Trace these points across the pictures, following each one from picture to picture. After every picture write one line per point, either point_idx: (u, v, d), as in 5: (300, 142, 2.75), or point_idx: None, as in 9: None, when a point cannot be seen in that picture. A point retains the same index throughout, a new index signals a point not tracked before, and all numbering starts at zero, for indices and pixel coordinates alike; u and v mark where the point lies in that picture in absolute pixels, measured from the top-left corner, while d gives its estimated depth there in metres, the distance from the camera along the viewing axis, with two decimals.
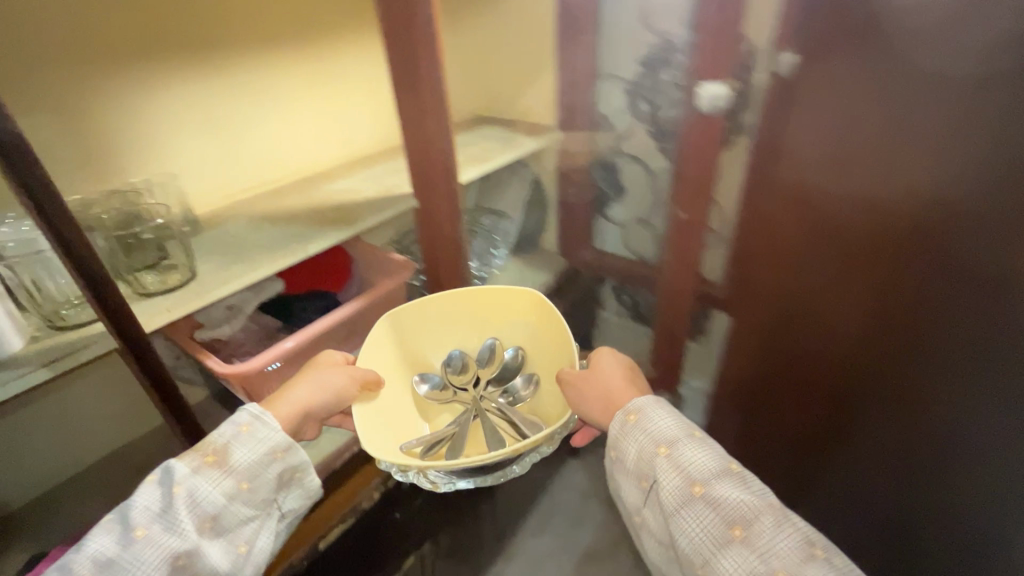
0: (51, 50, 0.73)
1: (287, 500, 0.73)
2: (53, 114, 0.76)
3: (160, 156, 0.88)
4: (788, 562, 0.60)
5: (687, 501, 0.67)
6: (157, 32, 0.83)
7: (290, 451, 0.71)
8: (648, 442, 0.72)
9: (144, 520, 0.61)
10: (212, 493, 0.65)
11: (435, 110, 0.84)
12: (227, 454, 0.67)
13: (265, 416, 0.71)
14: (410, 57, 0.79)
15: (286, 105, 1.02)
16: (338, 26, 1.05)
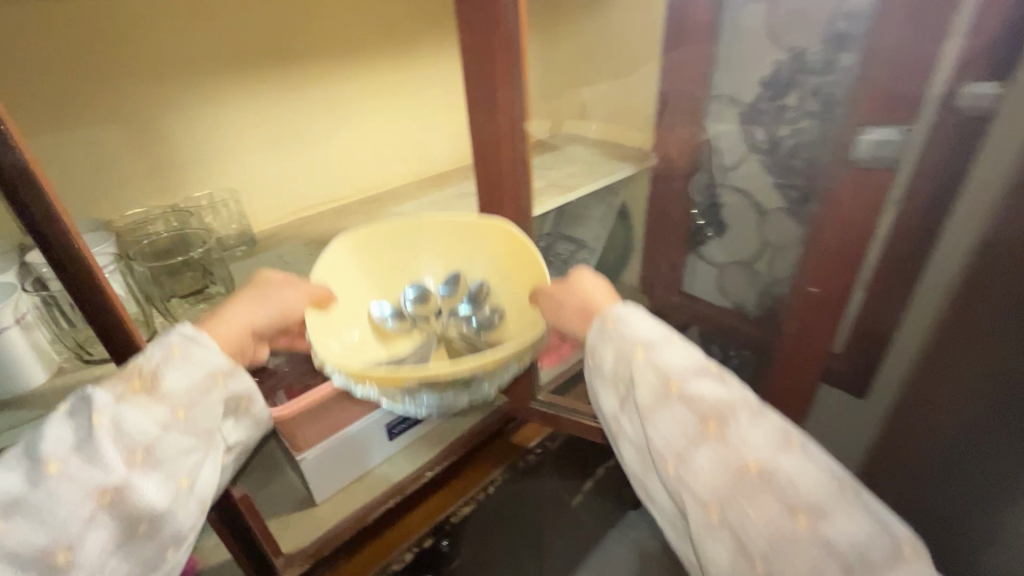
0: (127, 58, 0.71)
1: (226, 428, 0.61)
2: (119, 124, 0.73)
3: (227, 171, 0.85)
4: (766, 456, 0.49)
5: (662, 399, 0.55)
6: (235, 44, 0.80)
7: (230, 374, 0.59)
8: (625, 342, 0.59)
9: (57, 454, 0.46)
10: (144, 423, 0.50)
11: (512, 141, 0.72)
12: (157, 377, 0.52)
13: (200, 337, 0.57)
14: (489, 81, 0.68)
15: (361, 119, 0.97)
16: (416, 38, 0.98)
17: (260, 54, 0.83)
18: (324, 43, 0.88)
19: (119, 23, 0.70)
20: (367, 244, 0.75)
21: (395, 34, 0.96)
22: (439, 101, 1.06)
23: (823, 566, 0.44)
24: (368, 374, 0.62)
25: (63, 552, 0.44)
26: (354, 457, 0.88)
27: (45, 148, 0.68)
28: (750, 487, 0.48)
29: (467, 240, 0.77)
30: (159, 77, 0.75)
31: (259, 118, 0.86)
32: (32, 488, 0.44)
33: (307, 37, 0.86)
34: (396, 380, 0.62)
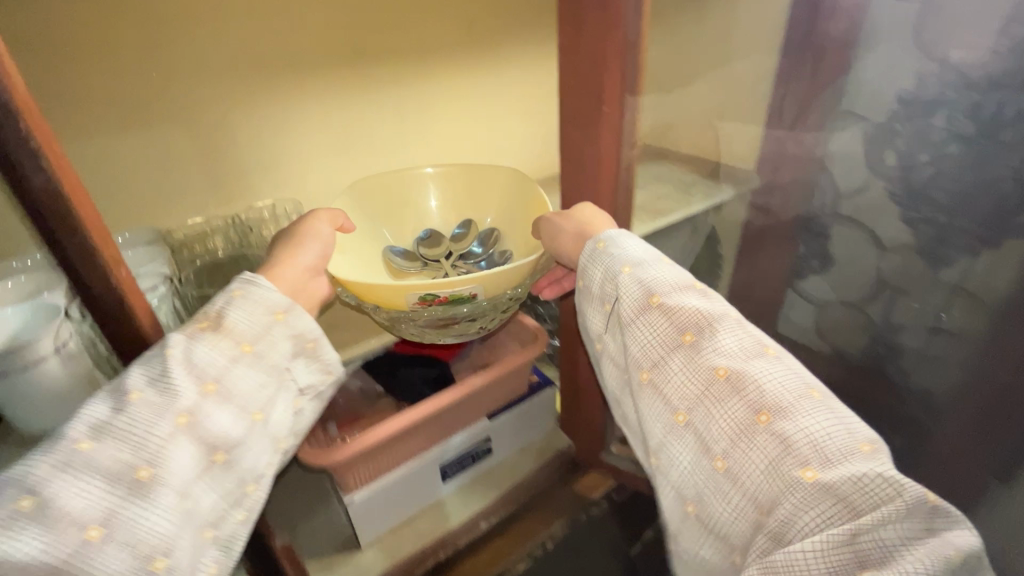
0: (196, 58, 0.66)
1: (303, 374, 0.52)
2: (180, 129, 0.68)
3: (290, 181, 0.79)
4: (738, 359, 0.45)
5: (641, 310, 0.51)
6: (302, 43, 0.73)
7: (293, 313, 0.51)
8: (611, 260, 0.55)
9: (133, 383, 0.43)
10: (211, 354, 0.46)
11: (615, 169, 0.60)
12: (223, 314, 0.48)
13: (256, 279, 0.52)
14: (596, 98, 0.56)
15: (439, 127, 0.89)
16: (490, 37, 0.88)
17: (328, 55, 0.75)
18: (393, 42, 0.80)
19: (173, 18, 0.63)
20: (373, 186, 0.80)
21: (470, 33, 0.86)
22: (511, 109, 0.96)
23: (780, 465, 0.40)
24: (371, 293, 0.64)
25: (144, 469, 0.40)
26: (408, 497, 0.80)
27: (85, 153, 0.63)
28: (717, 391, 0.45)
29: (478, 188, 0.82)
30: (212, 76, 0.68)
31: (326, 125, 0.79)
32: (112, 414, 0.41)
33: (375, 35, 0.78)
34: (401, 300, 0.64)
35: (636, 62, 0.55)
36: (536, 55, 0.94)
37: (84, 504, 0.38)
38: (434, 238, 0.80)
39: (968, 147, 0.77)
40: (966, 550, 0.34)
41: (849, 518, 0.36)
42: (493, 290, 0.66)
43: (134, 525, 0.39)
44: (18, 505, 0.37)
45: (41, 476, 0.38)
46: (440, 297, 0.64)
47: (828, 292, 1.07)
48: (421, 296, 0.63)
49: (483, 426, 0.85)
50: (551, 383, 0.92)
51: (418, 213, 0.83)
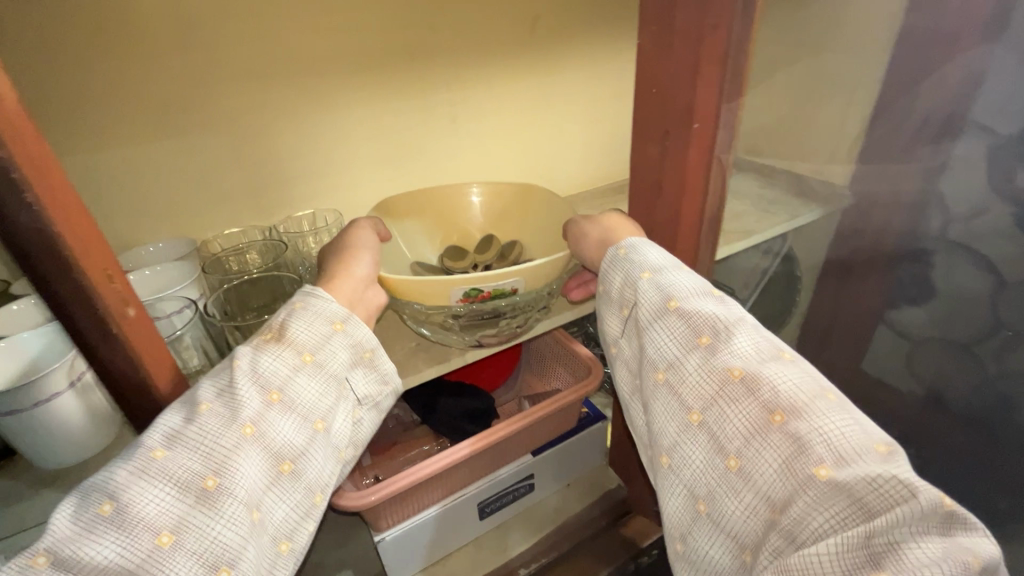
0: (234, 63, 0.61)
1: (360, 384, 0.50)
2: (221, 136, 0.64)
3: (329, 190, 0.73)
4: (754, 360, 0.40)
5: (659, 313, 0.46)
6: (340, 45, 0.66)
7: (351, 323, 0.49)
8: (631, 265, 0.50)
9: (205, 393, 0.41)
10: (276, 364, 0.44)
11: (699, 202, 0.50)
12: (284, 327, 0.46)
13: (313, 294, 0.49)
14: (681, 118, 0.47)
15: (486, 131, 0.81)
16: (544, 35, 0.78)
17: (369, 58, 0.69)
18: (438, 41, 0.72)
19: (197, 17, 0.58)
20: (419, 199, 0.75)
21: (523, 31, 0.77)
22: (566, 117, 0.86)
23: (793, 464, 0.36)
24: (410, 292, 0.59)
25: (211, 478, 0.38)
26: (442, 534, 0.75)
27: (107, 164, 0.59)
28: (730, 392, 0.40)
29: (519, 206, 0.76)
30: (240, 79, 0.62)
31: (367, 135, 0.73)
32: (185, 423, 0.39)
33: (418, 34, 0.70)
34: (444, 297, 0.59)
35: (736, 77, 0.45)
36: (595, 56, 0.84)
37: (160, 510, 0.36)
38: (459, 249, 0.73)
39: None
40: (984, 560, 0.30)
41: (862, 521, 0.32)
42: (534, 283, 0.61)
43: (207, 533, 0.36)
44: (103, 509, 0.35)
45: (123, 480, 0.36)
46: (484, 292, 0.59)
47: (925, 330, 0.92)
48: (465, 291, 0.58)
49: (525, 462, 0.77)
50: (602, 417, 0.84)
51: (455, 227, 0.76)
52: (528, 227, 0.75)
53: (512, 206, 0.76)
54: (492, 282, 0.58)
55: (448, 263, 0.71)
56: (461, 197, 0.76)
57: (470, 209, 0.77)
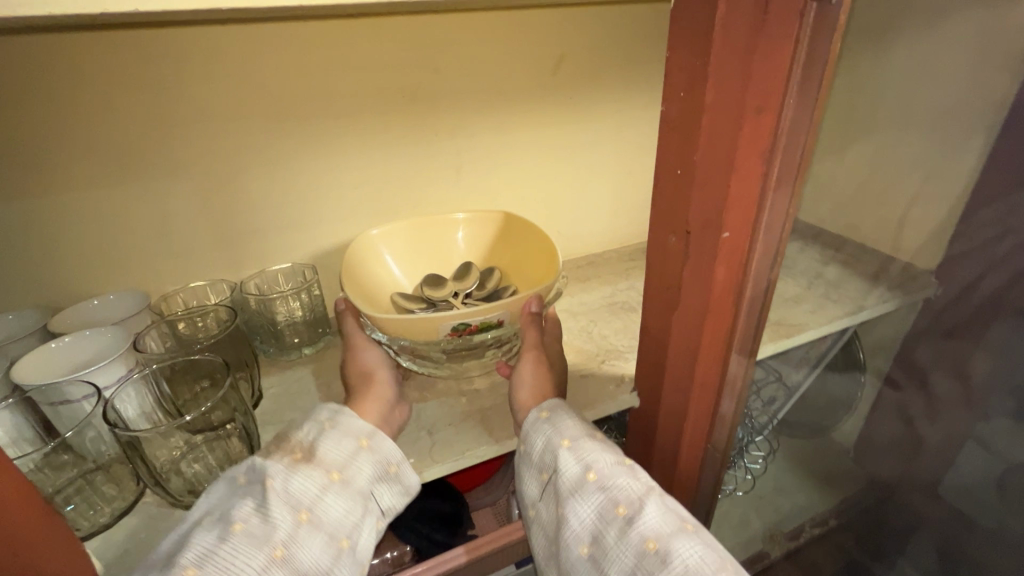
0: (173, 103, 0.54)
1: (383, 500, 0.43)
2: (183, 182, 0.57)
3: (306, 236, 0.65)
4: (667, 531, 0.33)
5: (575, 486, 0.37)
6: (297, 79, 0.57)
7: (376, 437, 0.45)
8: (550, 428, 0.40)
9: (242, 509, 0.37)
10: (305, 484, 0.39)
11: (726, 330, 0.38)
12: (314, 446, 0.42)
13: (344, 412, 0.45)
14: (712, 216, 0.34)
15: (504, 171, 0.71)
16: (568, 79, 0.68)
17: (353, 101, 0.60)
18: (441, 83, 0.63)
19: (168, 55, 0.52)
20: (410, 235, 0.67)
21: (542, 75, 0.67)
22: (591, 169, 0.76)
23: None
24: (393, 328, 0.52)
25: None
26: None
27: (53, 209, 0.53)
28: (647, 569, 0.32)
29: (520, 263, 0.65)
30: (209, 122, 0.56)
31: (354, 185, 0.65)
32: (219, 542, 0.35)
33: (415, 75, 0.61)
34: (431, 332, 0.52)
35: (787, 182, 0.32)
36: (632, 106, 0.73)
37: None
38: (435, 277, 0.65)
39: None
40: None
41: None
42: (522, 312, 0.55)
43: None
44: None
45: None
46: (471, 326, 0.52)
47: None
48: (454, 326, 0.51)
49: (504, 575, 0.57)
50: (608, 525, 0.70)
51: (435, 262, 0.67)
52: (522, 269, 0.65)
53: (516, 274, 0.65)
54: (482, 315, 0.52)
55: (427, 293, 0.63)
56: (442, 222, 0.68)
57: (478, 262, 0.68)
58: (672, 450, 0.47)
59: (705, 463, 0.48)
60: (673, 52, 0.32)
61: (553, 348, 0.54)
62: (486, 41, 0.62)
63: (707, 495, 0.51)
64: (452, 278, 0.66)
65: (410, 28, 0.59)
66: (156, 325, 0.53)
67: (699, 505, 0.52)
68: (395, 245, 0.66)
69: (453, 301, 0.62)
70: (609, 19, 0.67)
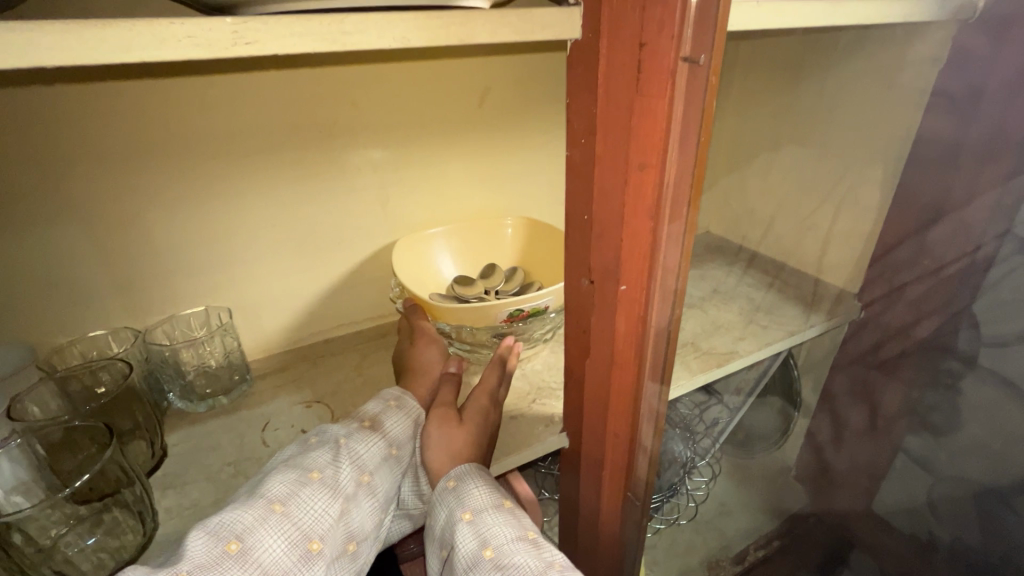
0: (63, 142, 0.49)
1: (412, 490, 0.47)
2: (79, 226, 0.53)
3: (223, 277, 0.61)
4: None
5: (471, 563, 0.38)
6: (207, 115, 0.54)
7: (424, 429, 0.49)
8: (454, 503, 0.42)
9: (318, 459, 0.41)
10: (370, 451, 0.43)
11: (633, 380, 0.38)
12: (379, 420, 0.46)
13: (407, 396, 0.50)
14: (610, 268, 0.34)
15: (434, 206, 0.70)
16: (495, 112, 0.68)
17: (274, 138, 0.58)
18: (363, 118, 0.61)
19: (61, 97, 0.48)
20: (461, 234, 0.71)
21: (469, 110, 0.66)
22: (520, 200, 0.75)
23: None
24: (454, 316, 0.56)
25: (314, 541, 0.37)
26: None
27: None
28: None
29: (546, 266, 0.70)
30: (114, 164, 0.52)
31: (274, 222, 0.62)
32: (299, 483, 0.39)
33: (336, 110, 0.59)
34: (487, 318, 0.56)
35: (678, 242, 0.32)
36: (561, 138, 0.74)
37: (272, 561, 0.35)
38: (464, 277, 0.68)
39: None
40: None
41: None
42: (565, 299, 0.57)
43: None
44: (230, 547, 0.34)
45: (251, 525, 0.35)
46: (524, 311, 0.56)
47: (968, 471, 0.72)
48: (509, 312, 0.55)
49: None
50: None
51: (484, 258, 0.72)
52: (544, 267, 0.70)
53: (541, 272, 0.70)
54: (530, 302, 0.55)
55: (459, 291, 0.67)
56: (494, 228, 0.72)
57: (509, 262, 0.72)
58: (595, 495, 0.46)
59: (629, 511, 0.47)
60: (576, 101, 0.32)
61: (480, 404, 0.50)
62: (408, 74, 0.61)
63: (637, 537, 0.51)
64: (479, 277, 0.70)
65: (329, 62, 0.57)
66: (41, 383, 0.49)
67: (628, 550, 0.51)
68: (450, 246, 0.70)
69: (486, 298, 0.66)
70: (535, 55, 0.67)
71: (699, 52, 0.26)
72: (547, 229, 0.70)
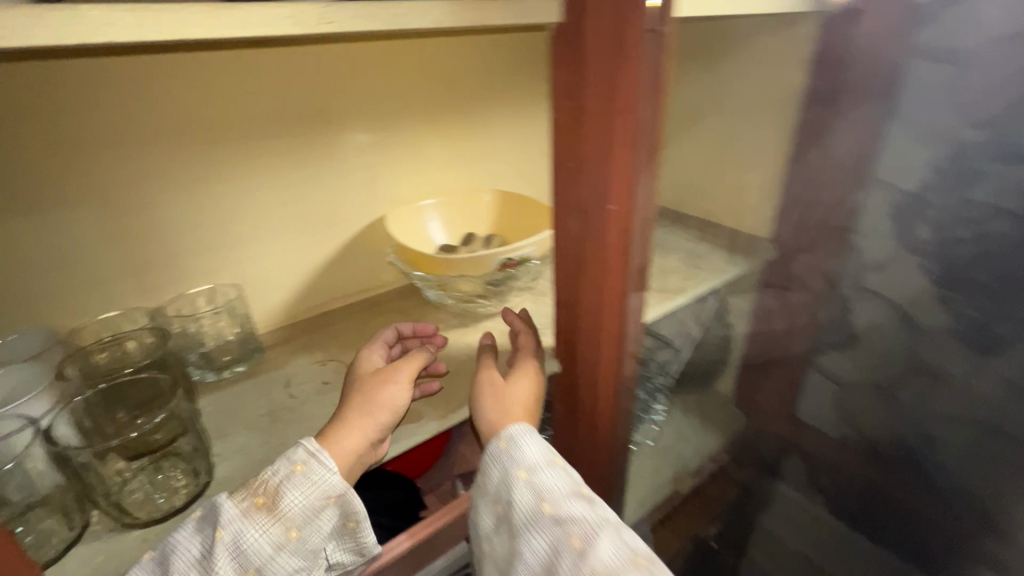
0: (80, 126, 0.53)
1: (336, 554, 0.46)
2: (95, 207, 0.56)
3: (227, 255, 0.66)
4: (614, 563, 0.42)
5: (531, 515, 0.46)
6: (216, 100, 0.59)
7: (345, 497, 0.45)
8: (507, 460, 0.49)
9: (181, 559, 0.39)
10: (260, 540, 0.41)
11: (619, 285, 0.49)
12: (278, 493, 0.42)
13: (315, 459, 0.44)
14: (597, 196, 0.44)
15: (420, 183, 0.77)
16: (467, 98, 0.77)
17: (274, 123, 0.64)
18: (356, 103, 0.68)
19: (76, 87, 0.52)
20: (444, 207, 0.79)
21: (446, 95, 0.75)
22: (490, 178, 0.84)
23: None
24: (454, 268, 0.65)
25: None
26: None
27: None
28: None
29: (523, 231, 0.80)
30: (125, 148, 0.56)
31: (274, 202, 0.67)
32: None
33: (331, 96, 0.66)
34: (483, 268, 0.65)
35: (648, 168, 0.44)
36: (525, 120, 0.84)
37: None
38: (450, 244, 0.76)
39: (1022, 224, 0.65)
40: None
41: None
42: (546, 249, 0.68)
43: None
44: None
45: None
46: (513, 261, 0.65)
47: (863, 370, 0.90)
48: (501, 261, 0.65)
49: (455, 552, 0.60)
50: None
51: (466, 228, 0.80)
52: (521, 232, 0.80)
53: (518, 236, 0.79)
54: (518, 251, 0.65)
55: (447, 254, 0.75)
56: (472, 198, 0.81)
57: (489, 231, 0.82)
58: (590, 395, 0.56)
59: (618, 406, 0.58)
60: (563, 65, 0.42)
61: (529, 375, 0.56)
62: (395, 62, 0.69)
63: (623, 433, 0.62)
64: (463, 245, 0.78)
65: (326, 52, 0.64)
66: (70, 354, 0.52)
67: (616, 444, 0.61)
68: (436, 218, 0.78)
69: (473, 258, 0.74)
70: (502, 47, 0.77)
71: (655, 23, 0.37)
72: (521, 199, 0.80)
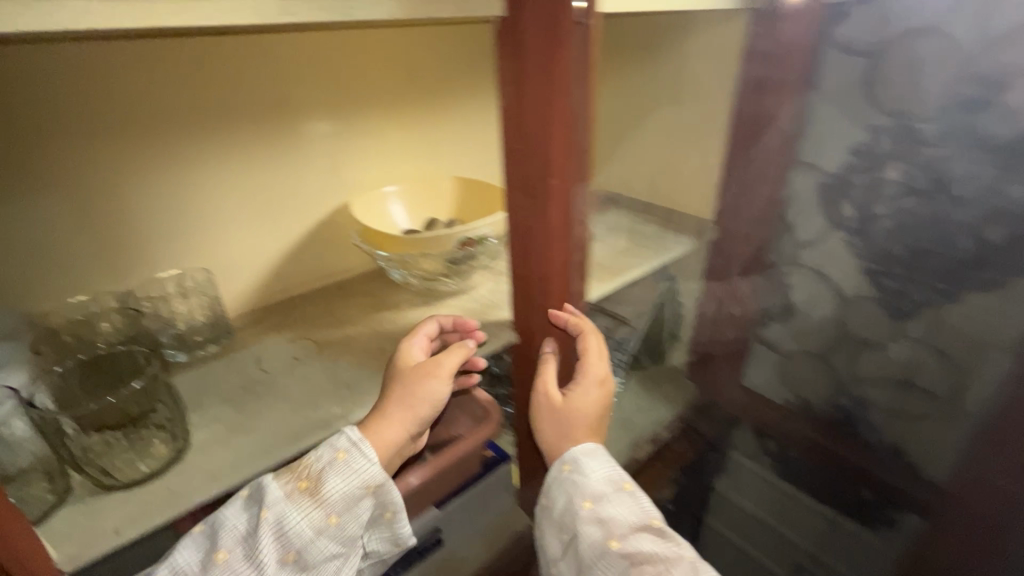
0: (50, 113, 0.55)
1: (372, 539, 0.52)
2: (65, 194, 0.58)
3: (196, 240, 0.68)
4: None
5: (599, 549, 0.49)
6: (182, 89, 0.61)
7: (382, 487, 0.50)
8: (574, 490, 0.53)
9: (228, 537, 0.45)
10: (301, 523, 0.46)
11: (563, 254, 0.54)
12: (320, 479, 0.47)
13: (359, 447, 0.49)
14: (540, 171, 0.50)
15: (380, 169, 0.81)
16: (423, 87, 0.80)
17: (239, 111, 0.66)
18: (318, 92, 0.71)
19: (45, 76, 0.54)
20: (405, 192, 0.83)
21: (404, 84, 0.78)
22: (448, 165, 0.88)
23: None
24: (415, 247, 0.69)
25: None
26: None
27: None
28: None
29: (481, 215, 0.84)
30: (95, 135, 0.58)
31: (240, 188, 0.69)
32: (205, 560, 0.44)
33: (293, 85, 0.69)
34: (443, 247, 0.69)
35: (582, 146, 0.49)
36: (480, 108, 0.88)
37: None
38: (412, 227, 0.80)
39: (920, 200, 0.73)
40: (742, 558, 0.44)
41: None
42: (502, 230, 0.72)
43: None
44: None
45: None
46: (471, 240, 0.69)
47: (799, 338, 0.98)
48: (460, 240, 0.69)
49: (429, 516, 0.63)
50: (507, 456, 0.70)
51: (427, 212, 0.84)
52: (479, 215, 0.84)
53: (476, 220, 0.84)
54: (475, 231, 0.69)
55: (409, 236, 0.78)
56: (431, 184, 0.85)
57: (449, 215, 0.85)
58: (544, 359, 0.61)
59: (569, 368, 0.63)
60: (506, 54, 0.47)
61: (589, 394, 0.57)
62: (355, 52, 0.72)
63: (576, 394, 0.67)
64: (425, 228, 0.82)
65: (286, 43, 0.67)
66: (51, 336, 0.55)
67: None
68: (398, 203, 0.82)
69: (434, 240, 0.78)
70: (456, 39, 0.81)
71: (583, 16, 0.43)
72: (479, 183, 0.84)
